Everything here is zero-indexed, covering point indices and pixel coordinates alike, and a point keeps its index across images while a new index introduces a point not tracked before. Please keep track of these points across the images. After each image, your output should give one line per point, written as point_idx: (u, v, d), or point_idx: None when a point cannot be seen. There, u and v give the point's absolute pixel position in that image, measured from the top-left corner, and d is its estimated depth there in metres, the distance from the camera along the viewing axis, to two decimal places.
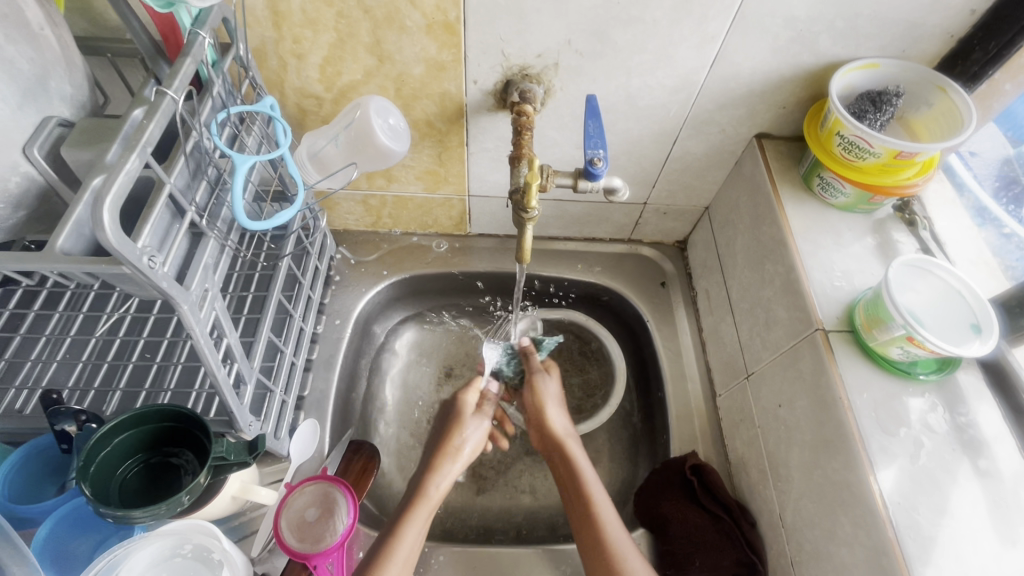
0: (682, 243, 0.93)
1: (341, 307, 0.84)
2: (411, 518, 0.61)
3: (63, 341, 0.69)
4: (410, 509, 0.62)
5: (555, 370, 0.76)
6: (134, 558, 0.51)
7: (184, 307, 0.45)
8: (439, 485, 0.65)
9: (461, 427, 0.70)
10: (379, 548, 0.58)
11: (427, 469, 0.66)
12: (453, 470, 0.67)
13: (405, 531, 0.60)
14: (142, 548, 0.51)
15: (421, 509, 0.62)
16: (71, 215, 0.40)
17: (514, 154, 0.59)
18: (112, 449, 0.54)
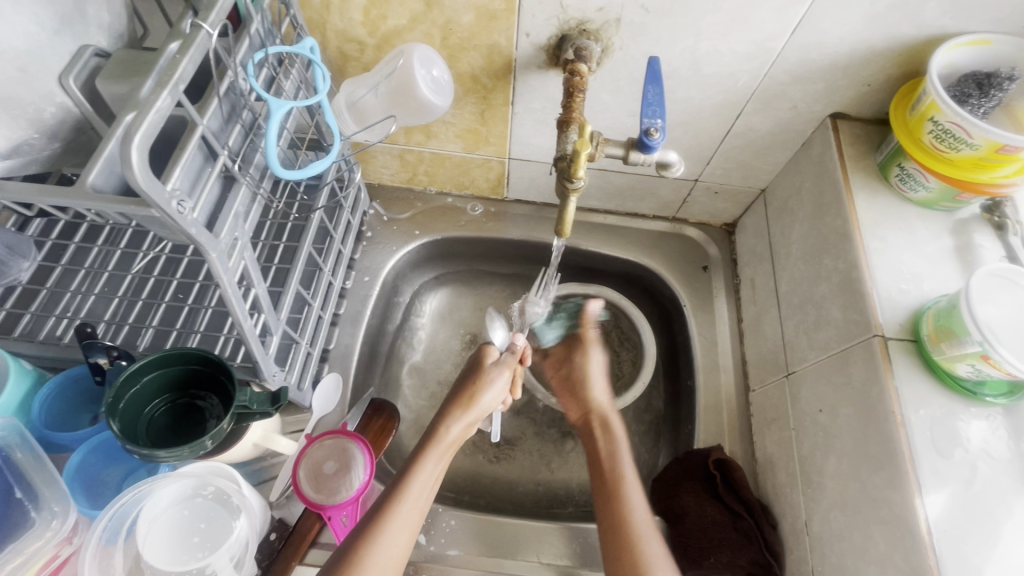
0: (731, 225, 0.87)
1: (372, 264, 0.83)
2: (426, 457, 0.60)
3: (101, 275, 0.70)
4: (424, 448, 0.61)
5: (597, 345, 0.82)
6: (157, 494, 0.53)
7: (213, 256, 0.44)
8: (452, 427, 0.64)
9: (483, 380, 0.69)
10: (382, 503, 0.56)
11: (442, 413, 0.66)
12: (472, 416, 0.66)
13: (418, 474, 0.59)
14: (166, 486, 0.53)
15: (434, 450, 0.61)
16: (103, 150, 0.39)
17: (563, 118, 0.55)
18: (140, 388, 0.54)
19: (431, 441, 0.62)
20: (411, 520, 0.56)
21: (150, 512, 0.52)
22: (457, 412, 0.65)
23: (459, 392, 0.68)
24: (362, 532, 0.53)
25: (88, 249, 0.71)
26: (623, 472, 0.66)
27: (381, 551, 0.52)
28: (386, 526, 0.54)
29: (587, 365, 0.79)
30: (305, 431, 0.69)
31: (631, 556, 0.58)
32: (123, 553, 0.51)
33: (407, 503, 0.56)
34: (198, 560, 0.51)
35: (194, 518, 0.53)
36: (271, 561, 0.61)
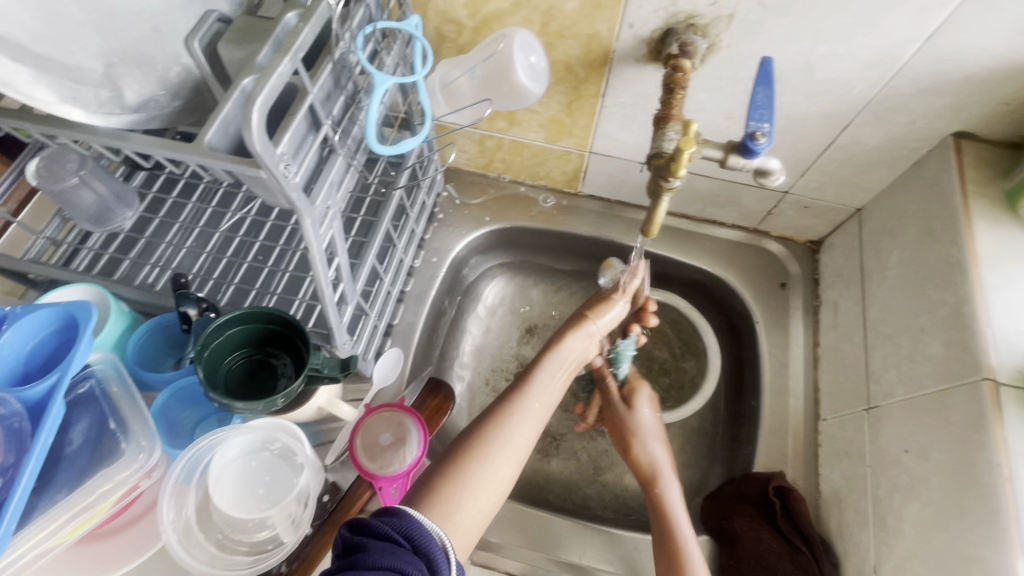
0: (815, 243, 0.82)
1: (440, 246, 0.83)
2: (548, 362, 0.62)
3: (192, 230, 0.75)
4: (547, 354, 0.62)
5: (642, 393, 0.70)
6: (229, 442, 0.55)
7: (308, 221, 0.45)
8: (574, 341, 0.64)
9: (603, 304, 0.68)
10: (510, 393, 0.58)
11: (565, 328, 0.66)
12: (589, 335, 0.66)
13: (539, 376, 0.60)
14: (236, 436, 0.55)
15: (555, 358, 0.62)
16: (221, 111, 0.41)
17: (661, 115, 0.53)
18: (225, 339, 0.57)
19: (554, 348, 0.63)
20: (532, 418, 0.57)
21: (224, 462, 0.55)
22: (577, 327, 0.65)
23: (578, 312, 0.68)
24: (485, 423, 0.55)
25: (183, 205, 0.76)
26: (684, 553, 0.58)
27: (508, 437, 0.54)
28: (512, 415, 0.55)
29: (635, 417, 0.68)
30: (364, 400, 0.70)
31: None
32: (196, 492, 0.54)
33: (529, 403, 0.57)
34: (261, 511, 0.53)
35: (261, 471, 0.55)
36: (322, 521, 0.63)
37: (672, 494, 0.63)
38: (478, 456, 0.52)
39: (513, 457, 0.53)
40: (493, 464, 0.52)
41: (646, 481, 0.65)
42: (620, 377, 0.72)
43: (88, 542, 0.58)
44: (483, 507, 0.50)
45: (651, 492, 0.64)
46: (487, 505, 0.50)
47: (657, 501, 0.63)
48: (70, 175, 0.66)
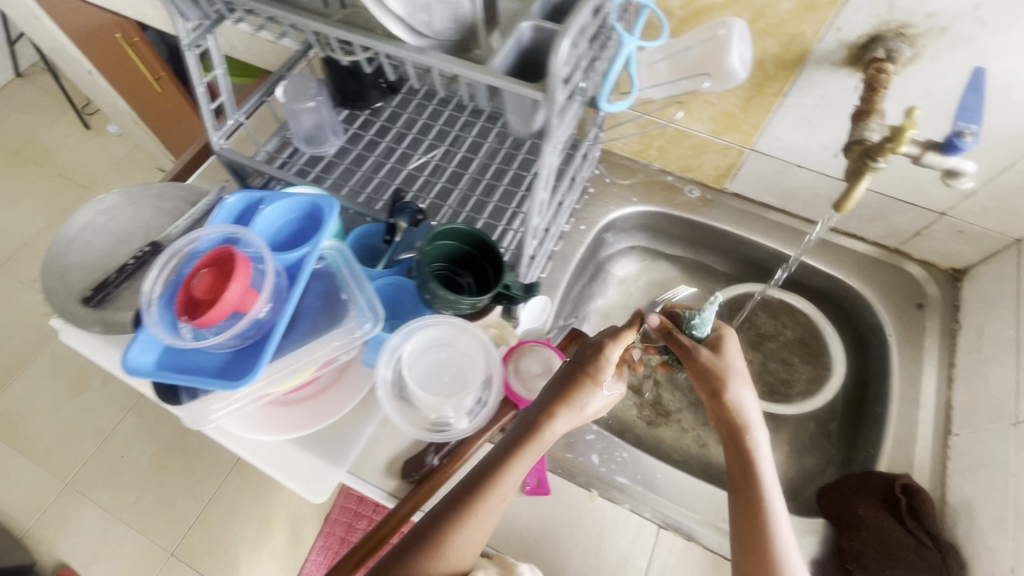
0: (959, 271, 0.84)
1: (589, 216, 0.91)
2: (524, 452, 0.57)
3: (386, 165, 0.86)
4: (523, 445, 0.58)
5: (730, 334, 0.62)
6: (430, 333, 0.64)
7: (551, 145, 0.53)
8: (559, 426, 0.58)
9: (597, 385, 0.59)
10: (473, 491, 0.56)
11: (543, 408, 0.58)
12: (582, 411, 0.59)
13: (511, 471, 0.57)
14: (438, 330, 0.64)
15: (533, 448, 0.58)
16: (505, 47, 0.52)
17: (863, 109, 0.58)
18: (436, 250, 0.66)
19: (534, 434, 0.58)
20: (493, 515, 0.57)
21: (413, 348, 0.64)
22: (564, 410, 0.58)
23: (571, 381, 0.59)
24: (448, 520, 0.55)
25: (379, 142, 0.88)
26: (769, 507, 0.55)
27: (463, 536, 0.55)
28: (475, 515, 0.55)
29: (721, 361, 0.60)
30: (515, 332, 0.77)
31: None
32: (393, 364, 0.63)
33: (494, 499, 0.56)
34: (445, 398, 0.62)
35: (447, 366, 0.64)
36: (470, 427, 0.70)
37: (760, 443, 0.58)
38: (437, 553, 0.54)
39: (472, 547, 0.56)
40: (452, 558, 0.55)
41: (730, 429, 0.58)
42: (700, 338, 0.64)
43: (312, 397, 0.71)
44: None
45: (737, 442, 0.58)
46: None
47: (744, 450, 0.57)
48: (309, 98, 0.82)
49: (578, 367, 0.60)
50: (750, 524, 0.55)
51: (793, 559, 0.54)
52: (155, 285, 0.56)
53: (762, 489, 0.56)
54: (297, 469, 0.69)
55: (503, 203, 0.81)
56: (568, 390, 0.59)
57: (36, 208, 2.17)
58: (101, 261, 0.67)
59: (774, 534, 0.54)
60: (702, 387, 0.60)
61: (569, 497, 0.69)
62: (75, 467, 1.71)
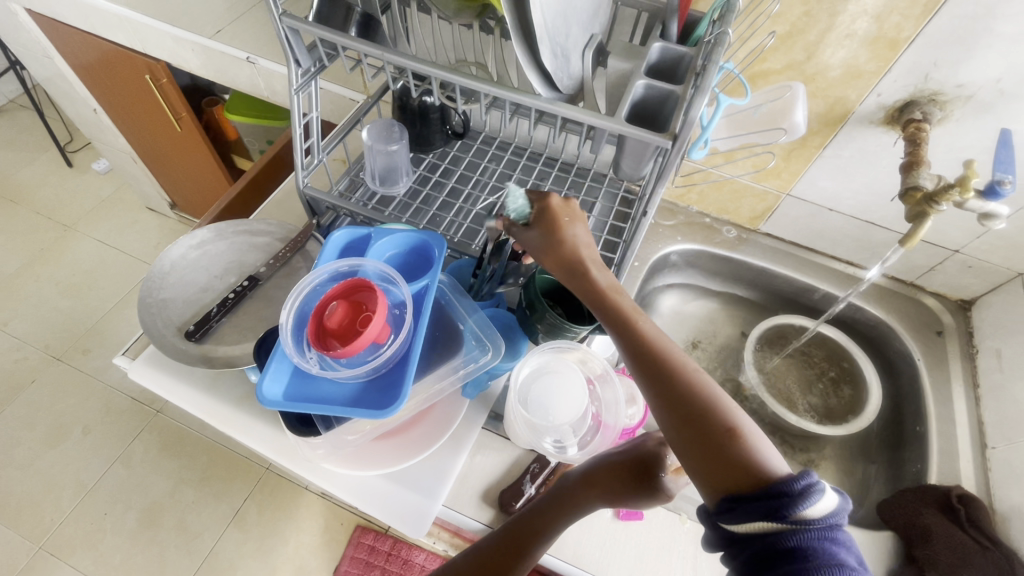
0: (966, 302, 0.95)
1: (641, 253, 0.98)
2: (557, 521, 0.58)
3: (452, 204, 0.90)
4: (558, 512, 0.59)
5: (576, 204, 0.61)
6: (559, 371, 0.68)
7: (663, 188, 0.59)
8: (594, 504, 0.59)
9: (640, 473, 0.59)
10: (493, 550, 0.58)
11: (584, 480, 0.60)
12: (619, 497, 0.59)
13: (540, 537, 0.58)
14: (567, 374, 0.68)
15: (567, 517, 0.58)
16: (630, 99, 0.58)
17: (911, 160, 0.68)
18: (540, 283, 0.70)
19: (569, 504, 0.59)
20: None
21: (524, 371, 0.68)
22: (603, 489, 0.59)
23: (614, 466, 0.60)
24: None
25: (445, 183, 0.92)
26: (683, 372, 0.50)
27: None
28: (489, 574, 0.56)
29: (567, 225, 0.59)
30: None
31: (728, 453, 0.45)
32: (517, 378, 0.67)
33: (516, 563, 0.57)
34: (554, 421, 0.66)
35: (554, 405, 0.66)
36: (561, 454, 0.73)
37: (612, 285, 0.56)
38: None
39: None
40: None
41: (580, 278, 0.57)
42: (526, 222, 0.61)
43: (414, 424, 0.70)
44: None
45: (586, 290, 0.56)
46: None
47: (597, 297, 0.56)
48: (392, 142, 0.86)
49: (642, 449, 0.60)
50: (668, 385, 0.50)
51: (770, 457, 0.45)
52: (287, 315, 0.57)
53: (658, 354, 0.51)
54: (391, 505, 0.67)
55: None
56: (616, 468, 0.60)
57: (13, 247, 2.06)
58: (199, 297, 0.68)
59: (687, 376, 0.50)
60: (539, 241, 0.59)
61: (661, 520, 0.71)
62: (50, 527, 1.55)
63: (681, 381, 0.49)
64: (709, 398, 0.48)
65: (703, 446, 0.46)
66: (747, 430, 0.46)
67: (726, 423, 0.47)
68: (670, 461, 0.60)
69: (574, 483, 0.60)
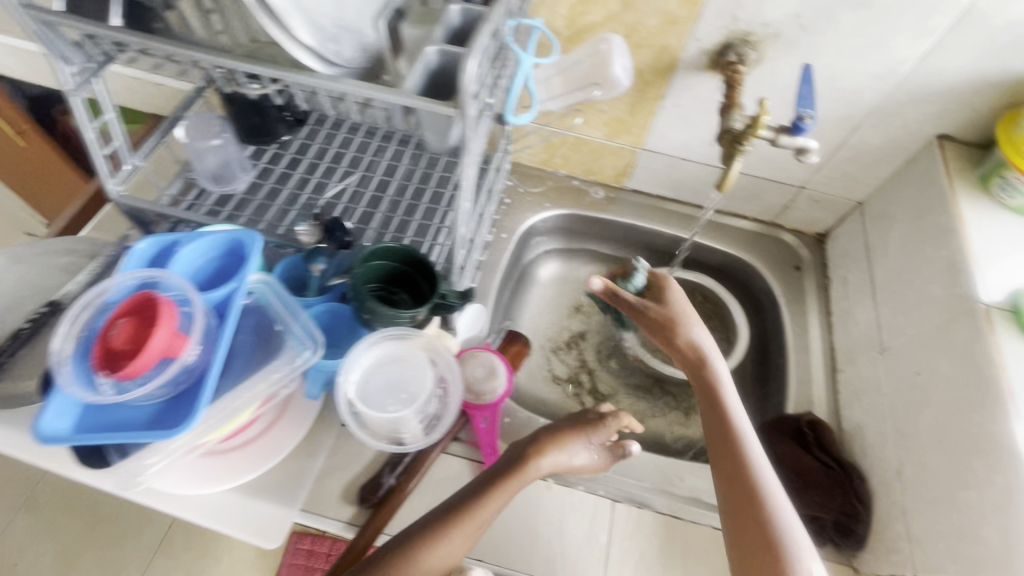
0: (822, 234, 0.99)
1: (510, 225, 0.96)
2: (508, 484, 0.62)
3: (300, 196, 0.85)
4: (509, 476, 0.63)
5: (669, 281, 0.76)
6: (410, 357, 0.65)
7: (468, 158, 0.57)
8: (538, 467, 0.64)
9: (579, 439, 0.68)
10: (447, 514, 0.60)
11: (531, 445, 0.66)
12: (563, 460, 0.67)
13: (493, 498, 0.61)
14: (421, 363, 0.65)
15: (517, 482, 0.63)
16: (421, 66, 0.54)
17: (727, 103, 0.68)
18: (369, 270, 0.67)
19: (517, 470, 0.64)
20: (466, 539, 0.60)
21: (365, 361, 0.64)
22: (547, 453, 0.66)
23: (555, 435, 0.68)
24: (422, 536, 0.58)
25: (291, 175, 0.87)
26: (756, 473, 0.60)
27: (434, 554, 0.58)
28: (444, 537, 0.58)
29: (669, 309, 0.72)
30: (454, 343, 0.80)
31: (766, 535, 0.57)
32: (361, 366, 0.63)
33: (470, 521, 0.60)
34: (396, 411, 0.62)
35: (396, 392, 0.64)
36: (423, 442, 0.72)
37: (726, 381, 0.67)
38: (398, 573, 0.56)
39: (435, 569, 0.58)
40: None
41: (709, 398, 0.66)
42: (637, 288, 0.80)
43: (270, 427, 0.69)
44: None
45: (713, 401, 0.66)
46: None
47: (721, 419, 0.64)
48: (212, 135, 0.80)
49: (582, 419, 0.70)
50: (750, 488, 0.59)
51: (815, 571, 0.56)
52: (65, 342, 0.52)
53: (739, 448, 0.61)
54: (242, 517, 0.65)
55: (426, 219, 0.84)
56: (563, 436, 0.68)
57: None
58: None
59: (750, 463, 0.60)
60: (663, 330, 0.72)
61: (527, 491, 0.71)
62: None
63: (754, 477, 0.60)
64: (768, 493, 0.59)
65: (751, 536, 0.57)
66: (783, 512, 0.58)
67: (772, 510, 0.58)
68: (604, 435, 0.70)
69: (523, 447, 0.66)
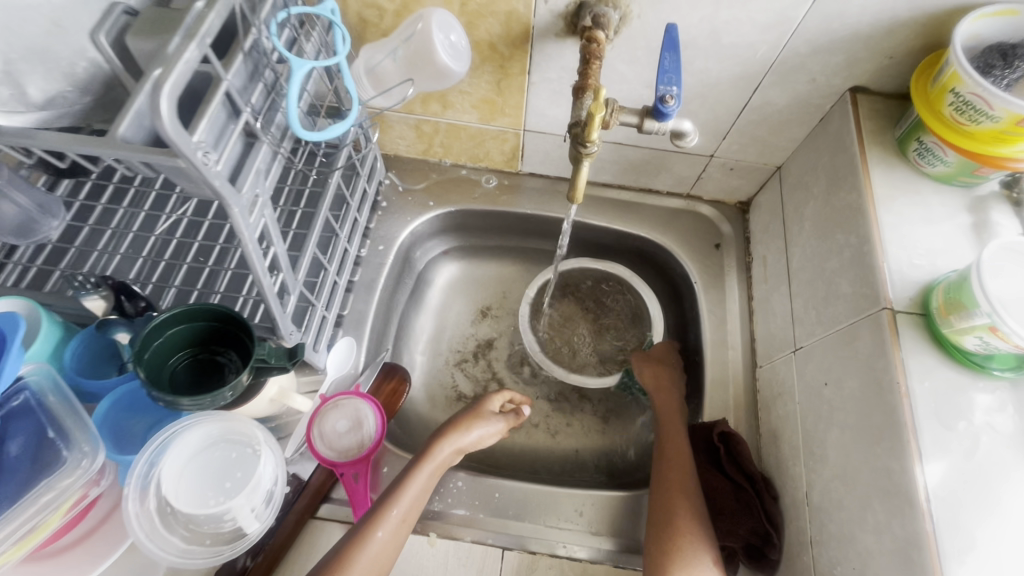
0: (745, 203, 0.87)
1: (386, 234, 0.84)
2: (418, 471, 0.64)
3: (126, 236, 0.73)
4: (417, 464, 0.65)
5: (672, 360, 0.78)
6: (238, 429, 0.57)
7: (234, 210, 0.45)
8: (444, 449, 0.66)
9: (482, 420, 0.71)
10: (371, 513, 0.60)
11: (435, 435, 0.68)
12: (468, 440, 0.69)
13: (410, 485, 0.62)
14: (254, 435, 0.57)
15: (427, 468, 0.64)
16: (134, 102, 0.40)
17: (579, 85, 0.55)
18: (167, 339, 0.56)
19: (424, 457, 0.65)
20: (396, 532, 0.59)
21: (186, 446, 0.55)
22: (449, 435, 0.68)
23: (453, 421, 0.71)
24: (345, 548, 0.57)
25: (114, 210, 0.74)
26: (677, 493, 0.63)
27: (366, 554, 0.56)
28: (372, 534, 0.57)
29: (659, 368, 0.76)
30: (319, 390, 0.70)
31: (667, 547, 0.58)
32: (175, 457, 0.54)
33: (393, 514, 0.59)
34: (219, 505, 0.53)
35: (221, 478, 0.55)
36: (284, 512, 0.64)
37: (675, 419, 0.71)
38: None
39: (371, 572, 0.56)
40: None
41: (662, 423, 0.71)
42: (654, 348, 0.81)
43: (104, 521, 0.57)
44: None
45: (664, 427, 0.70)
46: None
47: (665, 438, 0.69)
48: None
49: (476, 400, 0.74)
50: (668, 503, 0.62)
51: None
52: None
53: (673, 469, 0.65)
54: None
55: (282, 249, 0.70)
56: (462, 418, 0.71)
57: None
58: None
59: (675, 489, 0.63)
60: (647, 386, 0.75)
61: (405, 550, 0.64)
62: None
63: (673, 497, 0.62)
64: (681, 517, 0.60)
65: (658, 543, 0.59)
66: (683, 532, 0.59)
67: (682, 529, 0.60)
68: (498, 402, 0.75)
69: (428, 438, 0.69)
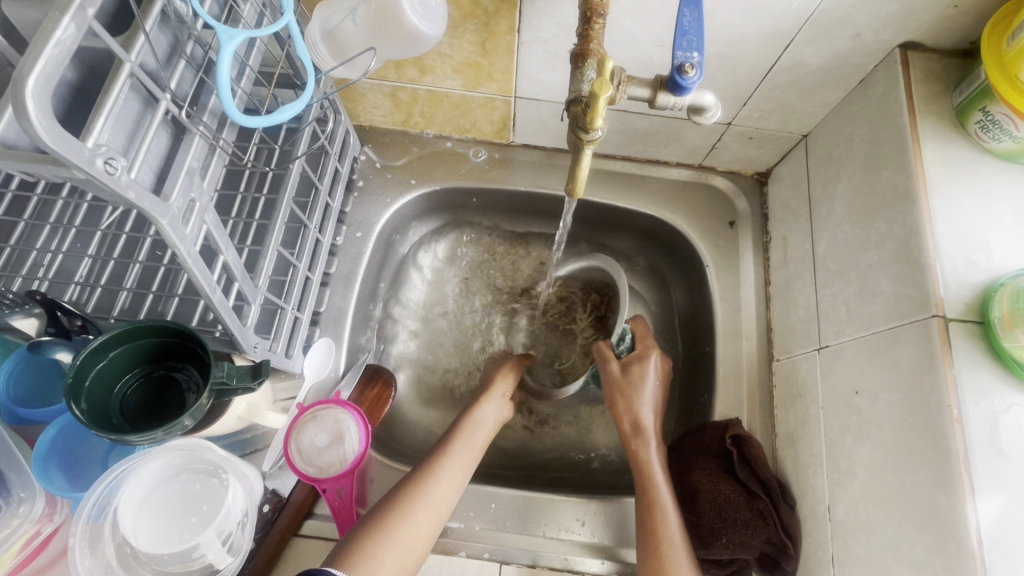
0: (763, 174, 0.78)
1: (363, 219, 0.76)
2: (471, 422, 0.64)
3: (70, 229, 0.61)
4: (467, 416, 0.65)
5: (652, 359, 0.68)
6: (204, 457, 0.51)
7: (162, 223, 0.36)
8: (489, 405, 0.67)
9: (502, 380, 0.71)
10: (430, 457, 0.59)
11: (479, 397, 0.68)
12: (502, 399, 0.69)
13: (464, 433, 0.62)
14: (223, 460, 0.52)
15: (477, 421, 0.64)
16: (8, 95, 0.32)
17: (577, 51, 0.46)
18: (109, 363, 0.49)
19: (471, 412, 0.65)
20: (455, 477, 0.58)
21: (143, 481, 0.49)
22: (491, 392, 0.68)
23: (490, 381, 0.71)
24: (405, 488, 0.55)
25: (52, 201, 0.61)
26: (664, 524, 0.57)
27: (434, 493, 0.55)
28: (433, 476, 0.57)
29: (634, 377, 0.66)
30: (296, 399, 0.64)
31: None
32: (130, 494, 0.49)
33: (453, 460, 0.59)
34: (186, 542, 0.48)
35: (187, 511, 0.50)
36: (260, 535, 0.59)
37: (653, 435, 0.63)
38: (401, 516, 0.52)
39: (435, 510, 0.55)
40: (416, 520, 0.53)
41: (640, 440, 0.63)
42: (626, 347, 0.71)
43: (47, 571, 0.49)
44: (408, 551, 0.51)
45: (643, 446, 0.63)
46: (408, 552, 0.51)
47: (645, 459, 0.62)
48: None
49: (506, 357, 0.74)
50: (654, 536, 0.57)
51: None
52: None
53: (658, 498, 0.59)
54: None
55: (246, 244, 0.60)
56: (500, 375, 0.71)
57: None
58: None
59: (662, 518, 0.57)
60: (620, 399, 0.66)
61: None
62: None
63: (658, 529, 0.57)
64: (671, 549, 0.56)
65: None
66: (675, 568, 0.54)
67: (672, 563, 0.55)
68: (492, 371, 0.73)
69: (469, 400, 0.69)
